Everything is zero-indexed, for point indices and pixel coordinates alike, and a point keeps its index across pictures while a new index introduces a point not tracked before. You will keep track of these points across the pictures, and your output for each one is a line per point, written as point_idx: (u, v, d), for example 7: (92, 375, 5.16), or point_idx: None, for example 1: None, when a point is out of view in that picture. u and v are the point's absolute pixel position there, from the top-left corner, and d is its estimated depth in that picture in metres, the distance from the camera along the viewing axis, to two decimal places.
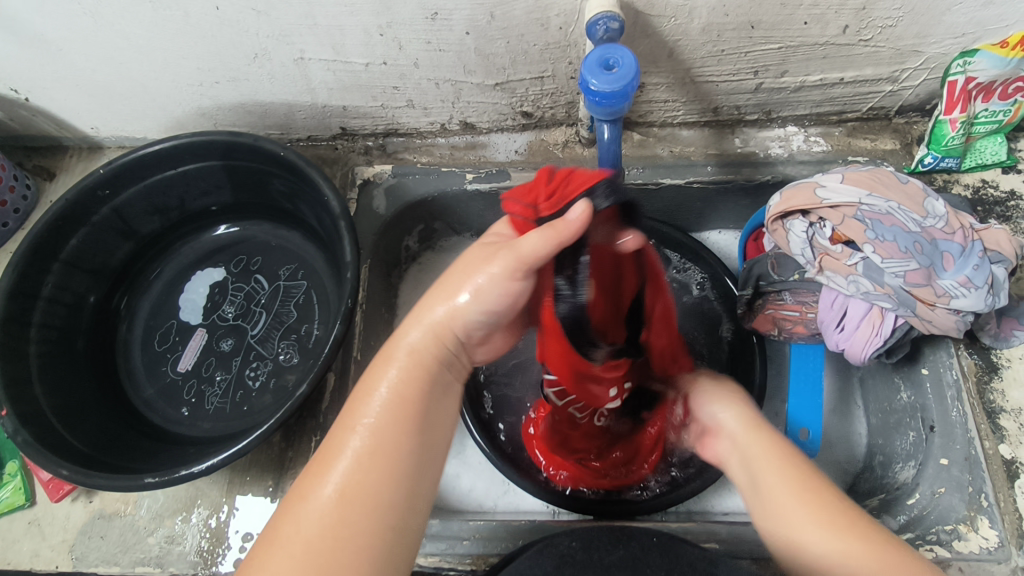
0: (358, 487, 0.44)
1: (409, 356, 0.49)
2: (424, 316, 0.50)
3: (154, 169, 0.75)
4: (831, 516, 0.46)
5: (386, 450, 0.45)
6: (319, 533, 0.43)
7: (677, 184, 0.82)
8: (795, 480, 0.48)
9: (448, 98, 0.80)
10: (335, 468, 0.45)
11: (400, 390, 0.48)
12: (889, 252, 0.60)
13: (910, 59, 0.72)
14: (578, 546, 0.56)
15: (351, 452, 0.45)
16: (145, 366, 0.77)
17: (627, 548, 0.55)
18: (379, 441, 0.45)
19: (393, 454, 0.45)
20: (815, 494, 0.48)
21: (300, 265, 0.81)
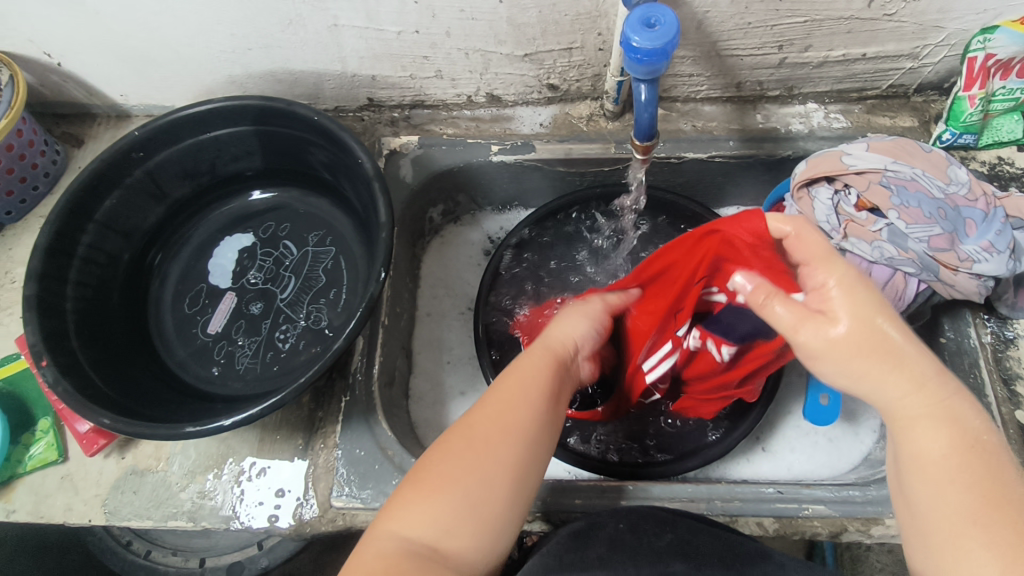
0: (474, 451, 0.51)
1: (541, 352, 0.60)
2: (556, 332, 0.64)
3: (188, 132, 0.76)
4: (986, 517, 0.43)
5: (493, 434, 0.52)
6: (443, 487, 0.49)
7: (700, 157, 0.84)
8: (950, 465, 0.46)
9: (476, 69, 0.81)
10: (477, 437, 0.51)
11: (536, 381, 0.56)
12: (914, 218, 0.61)
13: (932, 35, 0.73)
14: (626, 527, 0.59)
15: (492, 427, 0.52)
16: (176, 328, 0.78)
17: (675, 532, 0.58)
18: (511, 428, 0.52)
19: (517, 432, 0.52)
20: (996, 508, 0.43)
21: (329, 232, 0.82)
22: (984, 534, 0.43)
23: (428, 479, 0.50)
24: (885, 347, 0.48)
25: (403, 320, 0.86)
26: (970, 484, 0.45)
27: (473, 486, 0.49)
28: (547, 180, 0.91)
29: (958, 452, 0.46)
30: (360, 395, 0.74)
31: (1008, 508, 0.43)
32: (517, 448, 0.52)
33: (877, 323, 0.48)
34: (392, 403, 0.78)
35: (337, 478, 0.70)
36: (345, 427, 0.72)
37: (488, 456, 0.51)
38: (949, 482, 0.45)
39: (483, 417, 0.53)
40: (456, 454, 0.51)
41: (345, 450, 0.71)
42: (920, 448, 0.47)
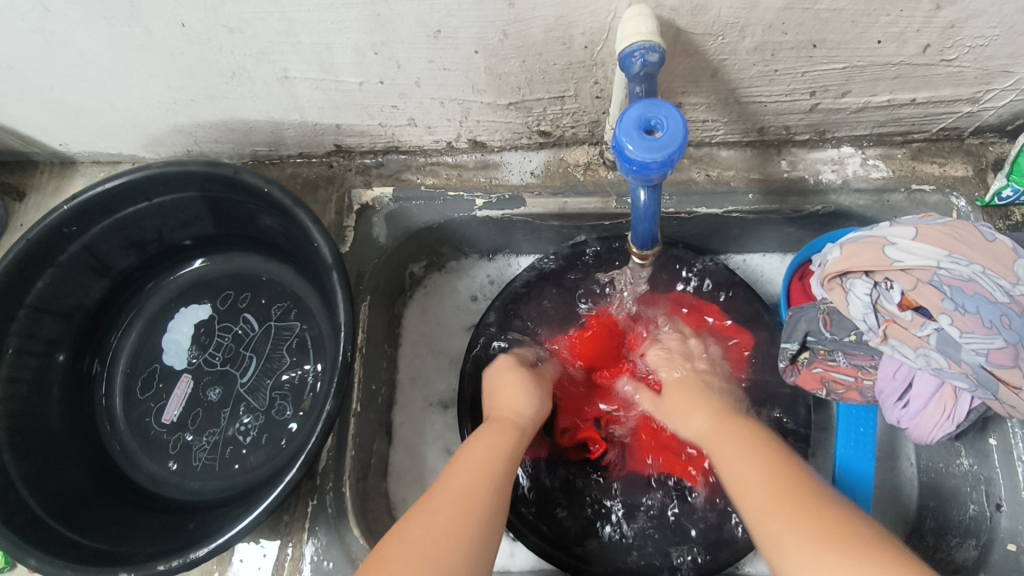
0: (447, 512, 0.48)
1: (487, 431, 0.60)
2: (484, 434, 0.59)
3: (125, 202, 0.67)
4: (818, 520, 0.43)
5: (454, 509, 0.49)
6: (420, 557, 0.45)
7: (714, 213, 0.73)
8: (775, 491, 0.47)
9: (454, 117, 0.70)
10: (439, 511, 0.48)
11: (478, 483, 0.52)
12: (970, 325, 0.51)
13: (998, 80, 0.61)
14: None
15: (459, 492, 0.51)
16: (127, 414, 0.71)
17: None
18: (478, 489, 0.51)
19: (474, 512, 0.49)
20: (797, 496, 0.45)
21: (294, 304, 0.73)
22: (810, 544, 0.41)
23: (394, 543, 0.46)
24: (754, 451, 0.52)
25: (380, 395, 0.77)
26: (790, 506, 0.45)
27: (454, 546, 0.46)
28: (540, 232, 0.80)
29: (790, 492, 0.46)
30: (329, 499, 0.66)
31: (849, 526, 0.42)
32: (485, 512, 0.50)
33: (773, 437, 0.55)
34: (367, 497, 0.71)
35: None
36: (312, 534, 0.65)
37: (476, 484, 0.52)
38: (797, 522, 0.43)
39: (458, 476, 0.53)
40: (428, 509, 0.49)
41: (312, 562, 0.65)
42: (761, 494, 0.47)
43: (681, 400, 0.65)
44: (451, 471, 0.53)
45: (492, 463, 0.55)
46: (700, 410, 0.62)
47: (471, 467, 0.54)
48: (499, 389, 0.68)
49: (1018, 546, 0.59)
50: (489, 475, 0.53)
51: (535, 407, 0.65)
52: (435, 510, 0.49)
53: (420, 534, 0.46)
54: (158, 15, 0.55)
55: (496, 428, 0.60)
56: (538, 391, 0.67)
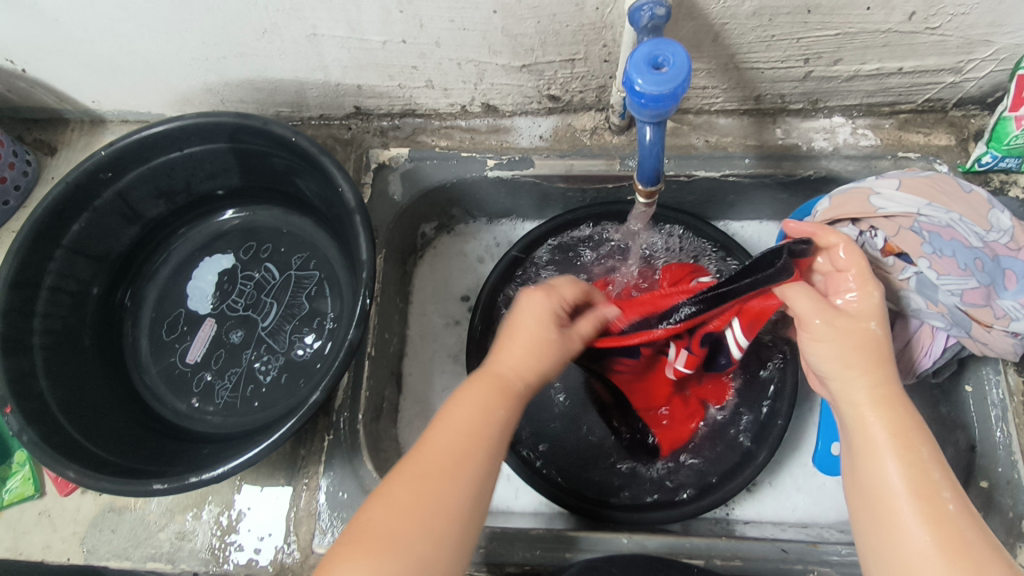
0: (439, 464, 0.48)
1: (486, 383, 0.53)
2: (508, 359, 0.55)
3: (158, 151, 0.71)
4: (945, 525, 0.43)
5: (444, 466, 0.48)
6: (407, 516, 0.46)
7: (712, 176, 0.77)
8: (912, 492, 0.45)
9: (470, 80, 0.74)
10: (428, 468, 0.48)
11: (478, 431, 0.50)
12: (946, 268, 0.55)
13: (979, 49, 0.65)
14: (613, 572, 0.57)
15: (449, 455, 0.49)
16: (153, 355, 0.75)
17: None
18: (475, 452, 0.49)
19: (469, 468, 0.49)
20: (925, 480, 0.45)
21: (313, 254, 0.77)
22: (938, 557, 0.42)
23: (388, 501, 0.47)
24: (891, 412, 0.49)
25: (392, 345, 0.81)
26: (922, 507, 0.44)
27: (439, 512, 0.47)
28: (547, 196, 0.84)
29: (919, 470, 0.46)
30: (345, 434, 0.70)
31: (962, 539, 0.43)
32: (477, 471, 0.49)
33: (881, 322, 0.52)
34: (379, 437, 0.75)
35: (319, 524, 0.67)
36: (327, 467, 0.69)
37: (477, 430, 0.50)
38: (913, 512, 0.44)
39: (446, 432, 0.50)
40: (424, 464, 0.48)
41: (328, 492, 0.68)
42: (884, 476, 0.46)
43: (841, 340, 0.51)
44: (451, 408, 0.52)
45: (486, 416, 0.51)
46: (859, 364, 0.50)
47: (464, 420, 0.51)
48: (513, 327, 0.57)
49: (990, 482, 0.63)
50: (488, 430, 0.51)
51: (516, 363, 0.54)
52: (433, 450, 0.49)
53: (414, 484, 0.47)
54: None
55: (488, 385, 0.53)
56: (551, 355, 0.56)
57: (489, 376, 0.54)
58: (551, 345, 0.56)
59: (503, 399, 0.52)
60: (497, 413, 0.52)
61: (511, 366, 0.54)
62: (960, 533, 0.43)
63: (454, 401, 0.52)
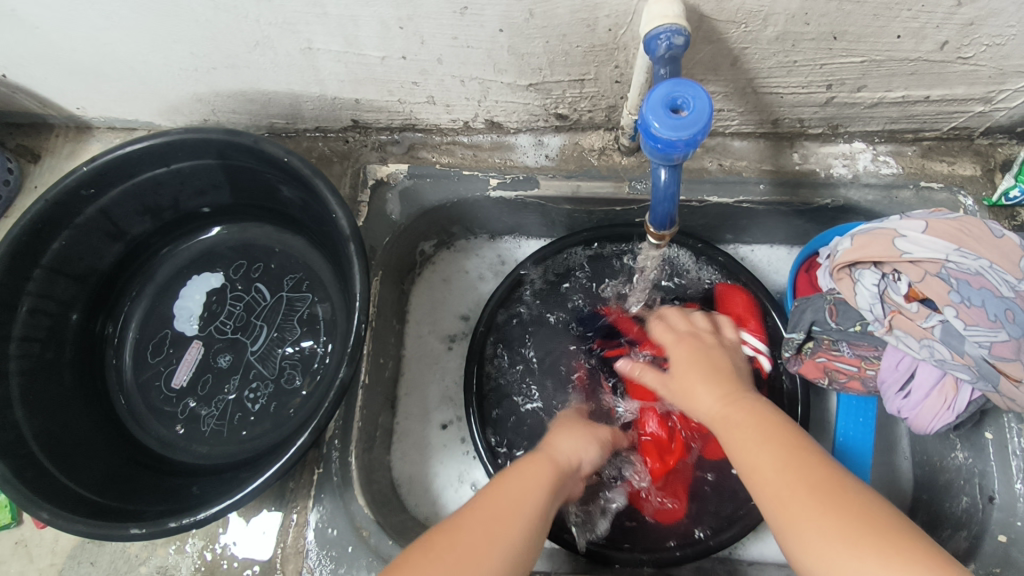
0: (496, 493, 0.51)
1: (540, 458, 0.56)
2: (559, 446, 0.60)
3: (144, 166, 0.67)
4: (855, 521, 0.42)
5: (495, 517, 0.48)
6: (480, 538, 0.47)
7: (725, 202, 0.74)
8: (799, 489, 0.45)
9: (473, 96, 0.71)
10: (484, 502, 0.49)
11: (531, 482, 0.53)
12: (975, 318, 0.52)
13: (1012, 80, 0.62)
14: None
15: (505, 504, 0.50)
16: (137, 378, 0.72)
17: None
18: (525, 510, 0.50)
19: (523, 504, 0.50)
20: (828, 485, 0.45)
21: (306, 276, 0.74)
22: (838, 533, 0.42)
23: (456, 526, 0.47)
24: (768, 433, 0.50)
25: (387, 369, 0.78)
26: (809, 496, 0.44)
27: (490, 561, 0.46)
28: (551, 216, 0.81)
29: (788, 455, 0.47)
30: (336, 467, 0.67)
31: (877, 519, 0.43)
32: (522, 530, 0.49)
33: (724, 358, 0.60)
34: (372, 468, 0.72)
35: (308, 562, 0.65)
36: (317, 501, 0.66)
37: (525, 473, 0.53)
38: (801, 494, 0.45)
39: (504, 490, 0.51)
40: (468, 519, 0.48)
41: (317, 529, 0.66)
42: (753, 461, 0.48)
43: (688, 370, 0.58)
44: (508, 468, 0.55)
45: (533, 498, 0.51)
46: (702, 381, 0.57)
47: (520, 485, 0.52)
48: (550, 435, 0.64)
49: (1009, 537, 0.60)
50: (532, 507, 0.51)
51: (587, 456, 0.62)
52: (502, 492, 0.51)
53: (484, 520, 0.48)
54: None
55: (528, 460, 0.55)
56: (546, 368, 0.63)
57: (542, 459, 0.57)
58: (587, 440, 0.64)
59: (545, 465, 0.55)
60: (547, 493, 0.53)
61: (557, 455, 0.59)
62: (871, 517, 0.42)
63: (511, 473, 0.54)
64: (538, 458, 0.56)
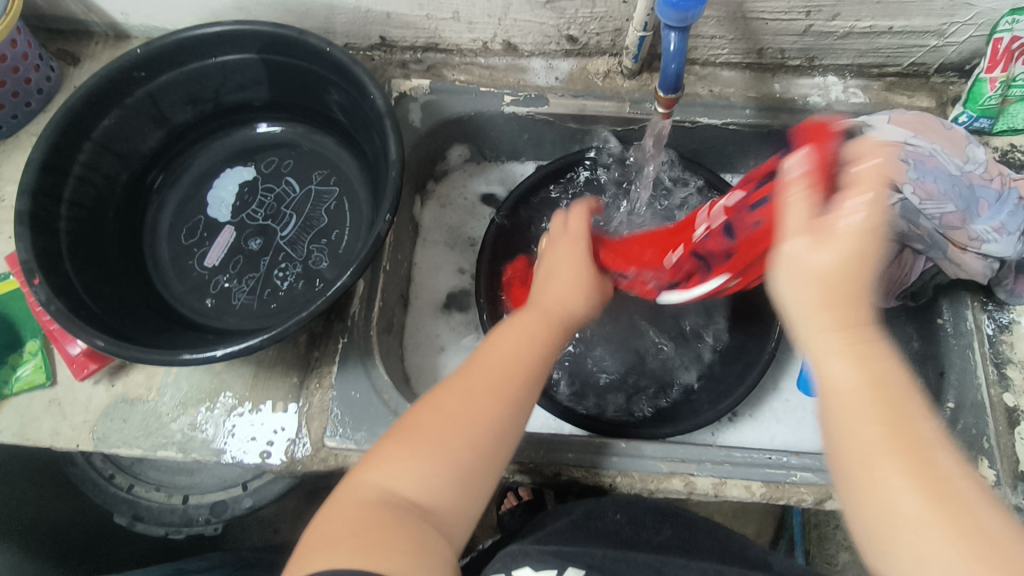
0: (482, 378, 0.52)
1: (536, 314, 0.57)
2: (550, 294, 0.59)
3: (192, 55, 0.73)
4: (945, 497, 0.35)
5: (464, 404, 0.50)
6: (444, 428, 0.49)
7: (715, 123, 0.83)
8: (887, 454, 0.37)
9: (494, 14, 0.79)
10: (478, 385, 0.51)
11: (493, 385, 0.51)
12: (929, 193, 0.61)
13: (961, 12, 0.72)
14: (622, 519, 0.61)
15: (494, 375, 0.52)
16: (173, 258, 0.77)
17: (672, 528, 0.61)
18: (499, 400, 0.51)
19: (504, 396, 0.51)
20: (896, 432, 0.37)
21: (333, 171, 0.81)
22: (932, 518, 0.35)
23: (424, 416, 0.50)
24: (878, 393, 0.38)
25: (403, 267, 0.85)
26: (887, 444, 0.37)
27: (471, 439, 0.49)
28: (557, 136, 0.89)
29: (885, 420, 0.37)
30: (359, 338, 0.73)
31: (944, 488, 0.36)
32: (502, 416, 0.51)
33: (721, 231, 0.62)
34: (389, 348, 0.78)
35: (332, 419, 0.70)
36: (341, 368, 0.72)
37: (500, 372, 0.52)
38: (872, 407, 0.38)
39: (488, 355, 0.54)
40: (460, 387, 0.51)
41: (340, 391, 0.71)
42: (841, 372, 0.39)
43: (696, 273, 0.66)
44: (482, 350, 0.55)
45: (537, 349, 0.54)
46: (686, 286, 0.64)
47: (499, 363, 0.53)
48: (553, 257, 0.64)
49: (958, 404, 0.69)
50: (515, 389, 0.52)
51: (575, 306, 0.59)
52: (482, 368, 0.52)
53: (458, 400, 0.51)
54: None
55: (536, 318, 0.56)
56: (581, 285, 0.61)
57: (493, 357, 0.54)
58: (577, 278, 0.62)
59: (538, 347, 0.55)
60: (535, 350, 0.55)
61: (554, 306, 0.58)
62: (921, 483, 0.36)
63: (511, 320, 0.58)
64: (545, 312, 0.57)
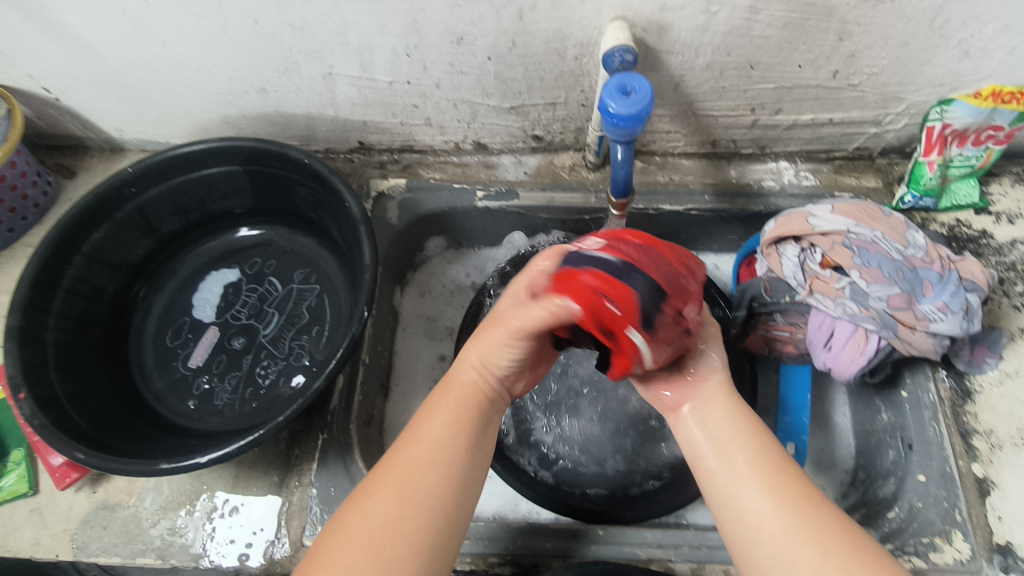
0: (413, 487, 0.50)
1: (461, 390, 0.59)
2: (431, 432, 0.54)
3: (181, 170, 0.78)
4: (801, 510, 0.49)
5: (391, 511, 0.49)
6: (370, 533, 0.48)
7: (676, 210, 0.87)
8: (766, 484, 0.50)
9: (464, 119, 0.85)
10: (386, 489, 0.50)
11: (407, 487, 0.50)
12: (874, 277, 0.65)
13: (893, 104, 0.78)
14: None
15: (413, 467, 0.52)
16: (156, 360, 0.79)
17: None
18: (420, 501, 0.50)
19: (444, 469, 0.52)
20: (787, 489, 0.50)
21: (314, 269, 0.84)
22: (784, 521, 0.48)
23: (343, 527, 0.48)
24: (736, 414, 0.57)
25: (383, 358, 0.87)
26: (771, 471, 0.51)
27: (404, 537, 0.48)
28: (529, 225, 0.94)
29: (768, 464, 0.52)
30: (339, 433, 0.75)
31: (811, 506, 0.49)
32: (419, 516, 0.49)
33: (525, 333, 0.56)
34: (369, 440, 0.79)
35: (310, 517, 0.70)
36: (320, 465, 0.73)
37: (419, 469, 0.51)
38: (747, 453, 0.53)
39: (405, 458, 0.52)
40: (376, 506, 0.49)
41: (319, 488, 0.72)
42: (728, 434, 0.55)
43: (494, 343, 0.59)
44: (412, 430, 0.55)
45: (451, 438, 0.54)
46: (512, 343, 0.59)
47: (424, 476, 0.51)
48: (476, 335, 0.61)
49: (927, 475, 0.69)
50: (437, 501, 0.50)
51: (500, 359, 0.59)
52: (395, 468, 0.52)
53: (388, 503, 0.49)
54: (237, 12, 0.69)
55: (453, 398, 0.58)
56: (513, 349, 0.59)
57: (442, 411, 0.57)
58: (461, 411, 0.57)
59: (466, 406, 0.57)
60: (458, 445, 0.54)
61: (472, 374, 0.60)
62: (795, 482, 0.51)
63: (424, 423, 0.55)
64: (464, 388, 0.59)
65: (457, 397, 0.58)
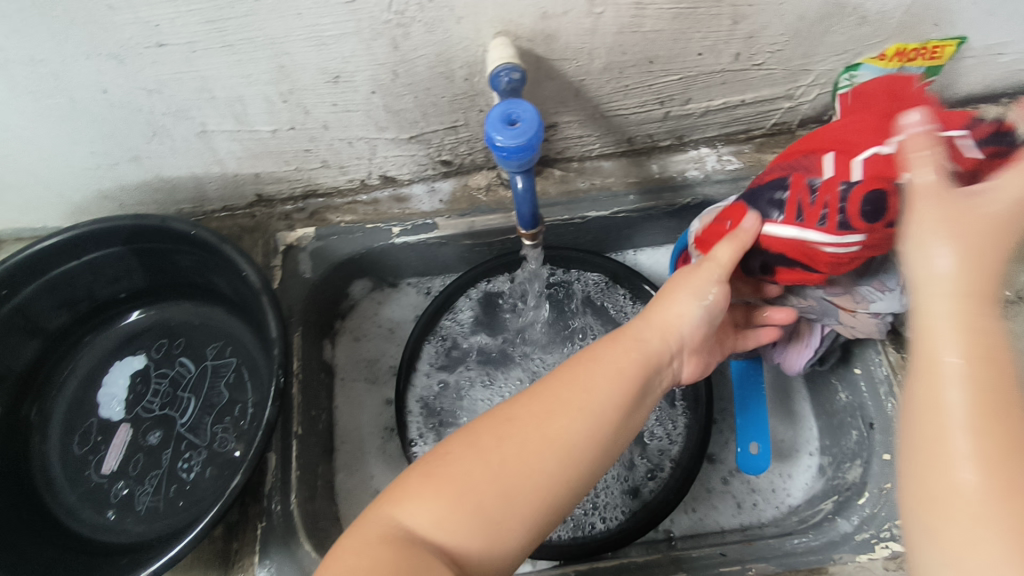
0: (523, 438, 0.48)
1: (625, 346, 0.55)
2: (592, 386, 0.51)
3: (55, 262, 0.70)
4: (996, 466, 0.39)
5: (484, 463, 0.46)
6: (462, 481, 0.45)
7: (603, 215, 0.84)
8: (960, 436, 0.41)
9: (363, 155, 0.79)
10: (496, 435, 0.48)
11: (532, 440, 0.47)
12: None
13: (802, 77, 0.75)
14: None
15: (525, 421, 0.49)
16: (65, 472, 0.72)
17: None
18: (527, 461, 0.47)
19: (570, 423, 0.48)
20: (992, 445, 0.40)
21: (228, 341, 0.77)
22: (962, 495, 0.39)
23: (453, 460, 0.47)
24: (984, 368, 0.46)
25: (321, 421, 0.81)
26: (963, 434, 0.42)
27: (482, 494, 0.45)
28: (454, 253, 0.88)
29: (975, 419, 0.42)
30: (278, 518, 0.68)
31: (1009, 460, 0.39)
32: (519, 484, 0.46)
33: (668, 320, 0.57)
34: (316, 516, 0.73)
35: None
36: (263, 556, 0.67)
37: (543, 430, 0.48)
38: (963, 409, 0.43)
39: (549, 399, 0.50)
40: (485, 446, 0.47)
41: None
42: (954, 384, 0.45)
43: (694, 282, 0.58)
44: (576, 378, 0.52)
45: (594, 401, 0.50)
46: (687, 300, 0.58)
47: (545, 426, 0.49)
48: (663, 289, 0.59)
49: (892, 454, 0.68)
50: (540, 466, 0.47)
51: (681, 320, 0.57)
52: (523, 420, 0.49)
53: (500, 443, 0.47)
54: (81, 84, 0.62)
55: (623, 351, 0.54)
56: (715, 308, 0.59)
57: (621, 352, 0.54)
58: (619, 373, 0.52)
59: (633, 358, 0.54)
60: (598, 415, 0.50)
61: (669, 321, 0.57)
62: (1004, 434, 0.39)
63: (575, 379, 0.51)
64: (651, 346, 0.55)
65: (633, 347, 0.54)
